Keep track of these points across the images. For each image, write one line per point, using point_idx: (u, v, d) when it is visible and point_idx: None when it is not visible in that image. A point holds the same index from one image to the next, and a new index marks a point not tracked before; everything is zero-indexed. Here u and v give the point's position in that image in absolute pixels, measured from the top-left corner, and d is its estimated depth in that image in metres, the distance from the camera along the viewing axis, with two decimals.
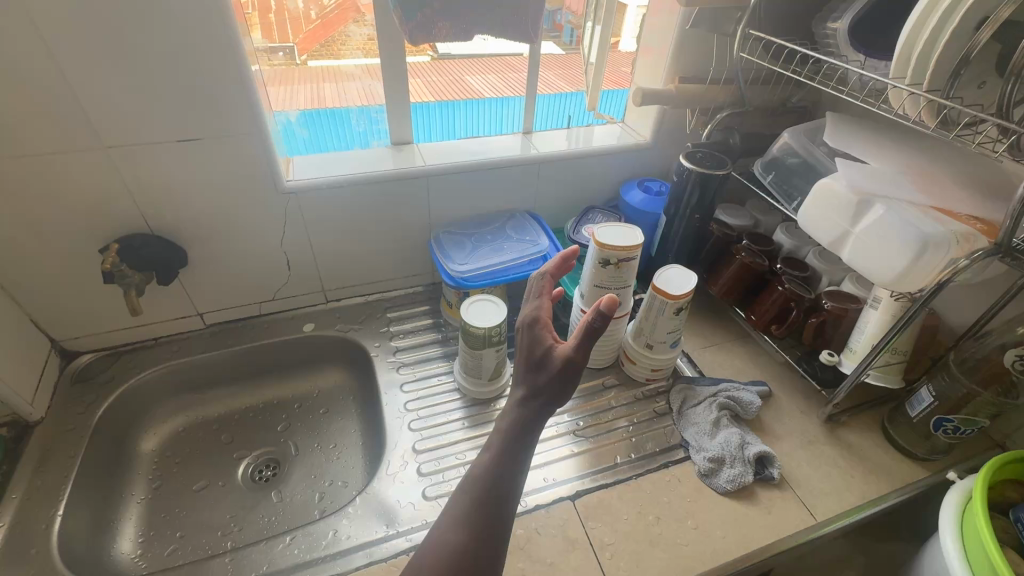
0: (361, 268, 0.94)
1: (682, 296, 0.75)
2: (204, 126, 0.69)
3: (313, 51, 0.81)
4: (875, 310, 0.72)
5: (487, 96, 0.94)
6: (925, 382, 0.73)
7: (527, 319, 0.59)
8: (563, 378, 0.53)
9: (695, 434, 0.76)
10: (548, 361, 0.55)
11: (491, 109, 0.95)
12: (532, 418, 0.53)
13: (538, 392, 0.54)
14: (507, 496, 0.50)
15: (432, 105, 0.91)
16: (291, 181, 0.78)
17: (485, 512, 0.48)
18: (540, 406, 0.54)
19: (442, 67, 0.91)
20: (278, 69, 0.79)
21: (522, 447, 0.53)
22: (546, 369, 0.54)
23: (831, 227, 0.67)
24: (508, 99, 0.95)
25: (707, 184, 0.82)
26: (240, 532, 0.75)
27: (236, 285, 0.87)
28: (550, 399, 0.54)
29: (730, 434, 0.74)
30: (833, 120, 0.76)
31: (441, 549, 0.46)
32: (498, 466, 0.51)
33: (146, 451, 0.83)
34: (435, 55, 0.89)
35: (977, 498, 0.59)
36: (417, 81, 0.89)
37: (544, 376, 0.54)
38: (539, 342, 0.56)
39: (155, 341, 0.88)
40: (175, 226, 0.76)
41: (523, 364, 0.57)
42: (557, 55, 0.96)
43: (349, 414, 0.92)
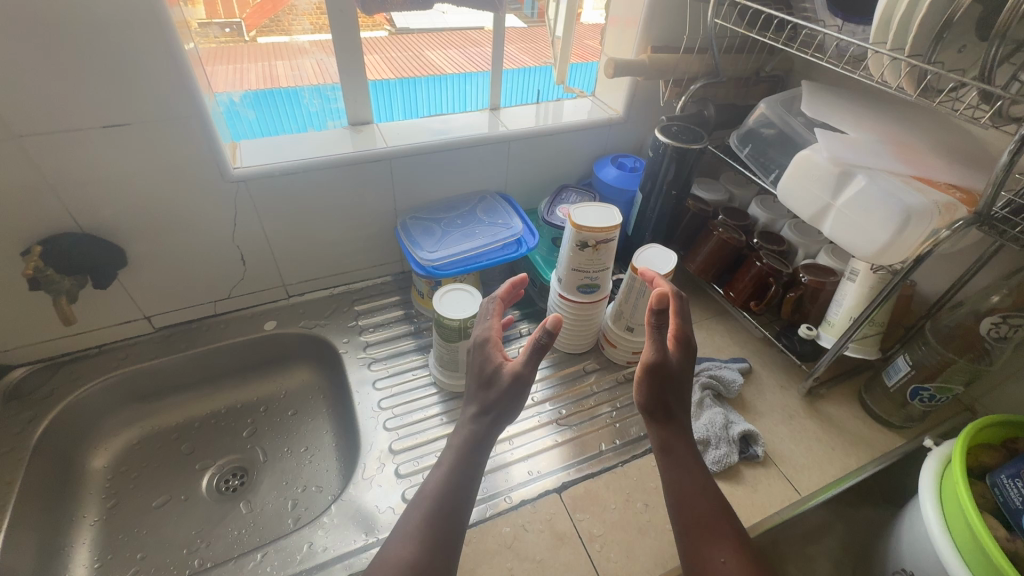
0: (325, 258, 0.88)
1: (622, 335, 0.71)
2: (131, 109, 0.61)
3: (263, 26, 0.75)
4: (852, 283, 0.72)
5: (449, 73, 0.88)
6: (902, 351, 0.73)
7: (479, 339, 0.59)
8: (511, 394, 0.55)
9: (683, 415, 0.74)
10: (497, 378, 0.56)
11: (453, 85, 0.89)
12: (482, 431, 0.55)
13: (489, 407, 0.55)
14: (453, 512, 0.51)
15: (393, 83, 0.85)
16: (238, 169, 0.71)
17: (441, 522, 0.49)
18: (491, 422, 0.55)
19: (402, 42, 0.86)
20: (222, 46, 0.72)
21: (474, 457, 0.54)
22: (496, 385, 0.56)
23: (811, 200, 0.65)
24: (470, 75, 0.90)
25: (685, 158, 0.79)
26: (208, 548, 0.71)
27: (186, 285, 0.80)
28: (501, 413, 0.55)
29: (716, 416, 0.73)
30: (809, 88, 0.73)
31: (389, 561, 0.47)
32: (448, 482, 0.52)
33: (96, 468, 0.76)
34: (393, 29, 0.84)
35: (970, 506, 0.57)
36: (375, 57, 0.83)
37: (494, 393, 0.55)
38: (489, 360, 0.57)
39: (99, 350, 0.80)
40: (110, 222, 0.68)
41: (474, 382, 0.58)
42: (519, 28, 0.92)
43: (320, 414, 0.87)
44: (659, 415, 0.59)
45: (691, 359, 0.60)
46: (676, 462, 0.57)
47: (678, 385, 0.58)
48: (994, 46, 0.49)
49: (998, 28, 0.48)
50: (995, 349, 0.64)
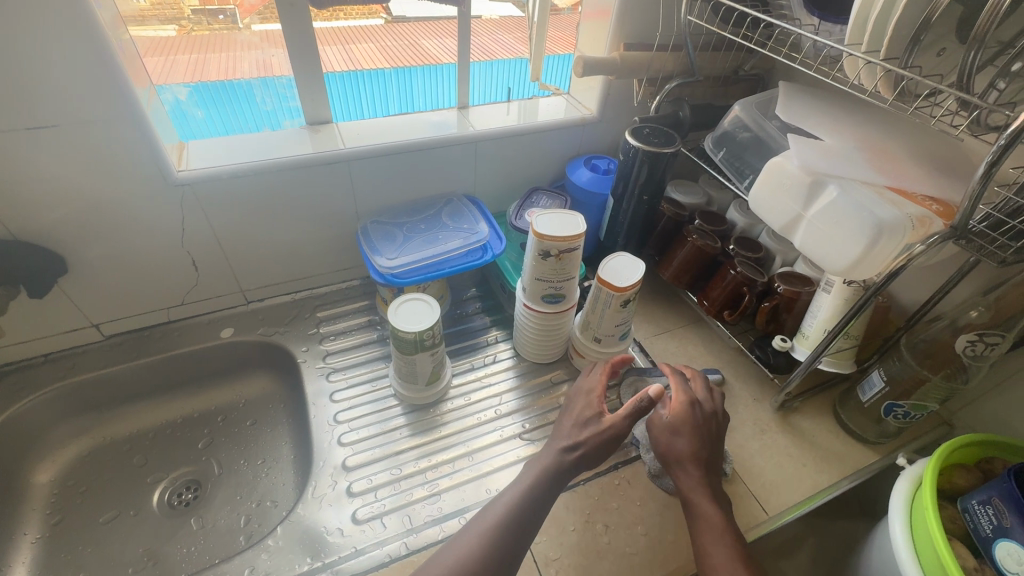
0: (284, 263, 0.84)
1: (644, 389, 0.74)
2: (57, 110, 0.57)
3: (257, 14, 0.70)
4: (827, 294, 0.70)
5: (445, 62, 0.85)
6: (877, 365, 0.71)
7: (583, 388, 0.67)
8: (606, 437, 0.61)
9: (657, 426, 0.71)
10: (592, 423, 0.62)
11: (449, 75, 0.86)
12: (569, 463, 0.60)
13: (579, 445, 0.61)
14: (524, 528, 0.55)
15: (387, 72, 0.81)
16: (183, 171, 0.67)
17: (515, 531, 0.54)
18: (580, 458, 0.60)
19: (397, 31, 0.83)
20: (219, 34, 0.72)
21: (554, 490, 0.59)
22: (591, 427, 0.62)
23: (782, 210, 0.61)
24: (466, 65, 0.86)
25: (658, 162, 0.75)
26: (155, 567, 0.68)
27: (136, 292, 0.76)
28: (593, 453, 0.61)
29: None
30: (786, 91, 0.69)
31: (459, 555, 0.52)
32: (527, 499, 0.57)
33: (41, 484, 0.73)
34: (389, 18, 0.81)
35: (939, 536, 0.54)
36: (369, 45, 0.81)
37: (587, 433, 0.61)
38: (587, 406, 0.64)
39: (45, 359, 0.76)
40: (46, 229, 0.64)
41: (567, 422, 0.64)
42: (516, 16, 0.90)
43: (278, 424, 0.84)
44: (676, 468, 0.62)
45: (700, 419, 0.63)
46: (694, 514, 0.59)
47: (683, 436, 0.62)
48: (973, 51, 0.46)
49: (977, 31, 0.44)
50: (972, 367, 0.62)
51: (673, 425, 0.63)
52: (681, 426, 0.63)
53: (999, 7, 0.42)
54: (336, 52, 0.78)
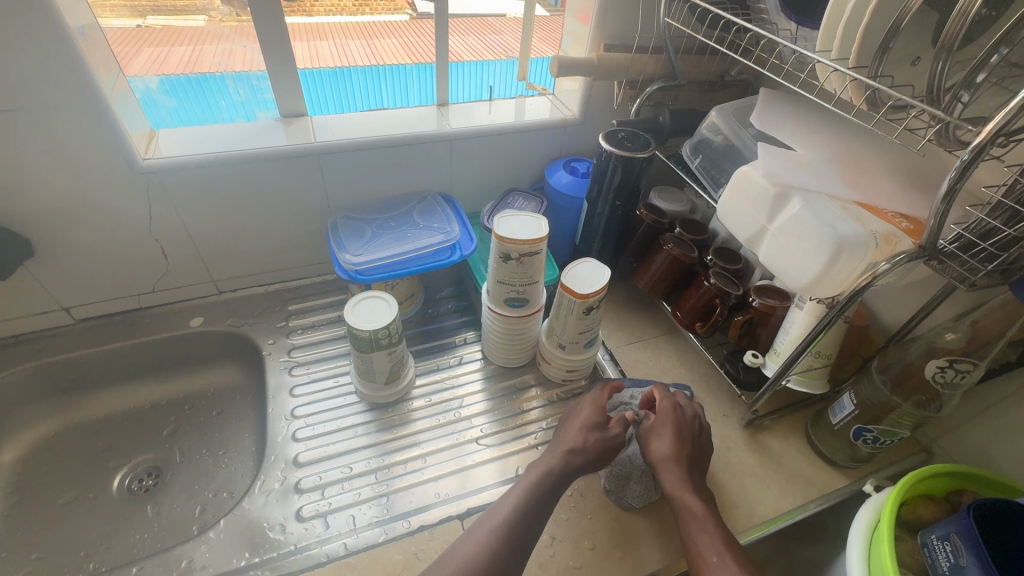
0: (257, 254, 0.84)
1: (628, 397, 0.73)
2: (19, 94, 0.58)
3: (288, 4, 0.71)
4: (801, 311, 0.67)
5: (467, 59, 0.87)
6: (848, 388, 0.68)
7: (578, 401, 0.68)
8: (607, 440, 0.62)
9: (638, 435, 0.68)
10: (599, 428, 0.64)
11: (470, 73, 0.88)
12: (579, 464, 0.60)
13: (582, 448, 0.61)
14: (529, 526, 0.54)
15: (409, 67, 0.85)
16: (149, 159, 0.68)
17: (521, 531, 0.54)
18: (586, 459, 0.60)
19: (419, 26, 0.85)
20: (233, 25, 0.74)
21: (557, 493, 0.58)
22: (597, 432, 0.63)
23: (748, 222, 0.59)
24: (488, 63, 0.89)
25: (631, 166, 0.73)
26: (107, 551, 0.68)
27: (107, 277, 0.77)
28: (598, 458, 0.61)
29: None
30: (764, 97, 0.67)
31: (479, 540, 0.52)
32: (534, 494, 0.57)
33: (5, 462, 0.74)
34: (412, 13, 0.85)
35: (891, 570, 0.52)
36: (394, 40, 0.86)
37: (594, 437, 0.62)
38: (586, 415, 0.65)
39: (16, 340, 0.77)
40: (10, 212, 0.65)
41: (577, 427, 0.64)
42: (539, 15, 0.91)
43: (244, 415, 0.84)
44: (660, 468, 0.61)
45: (687, 422, 0.65)
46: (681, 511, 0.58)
47: (665, 435, 0.63)
48: (941, 61, 0.43)
49: (945, 39, 0.42)
50: (945, 395, 0.60)
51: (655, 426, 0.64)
52: (664, 426, 0.64)
53: (966, 14, 0.40)
54: (359, 47, 0.84)
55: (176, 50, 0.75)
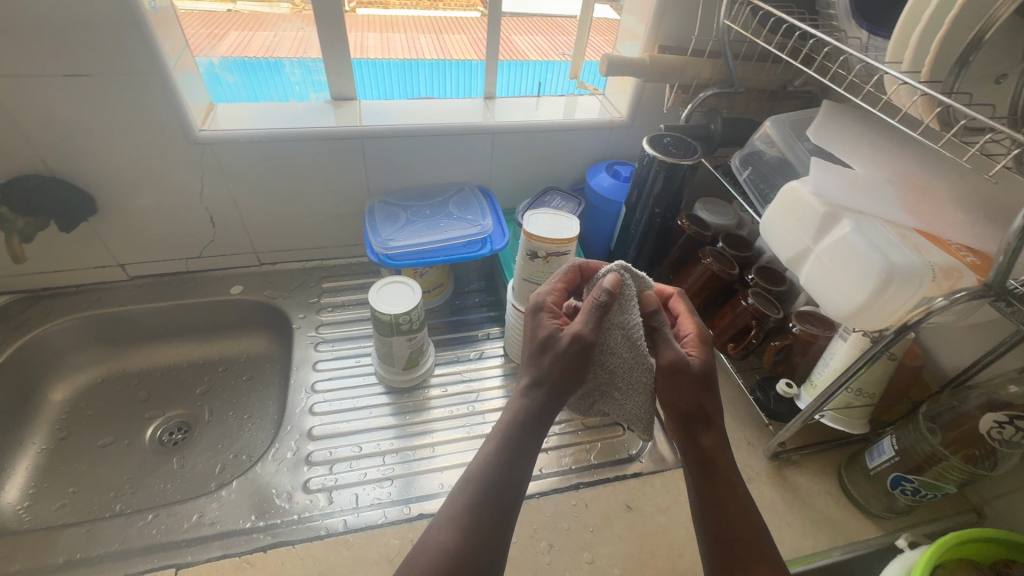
0: (298, 231, 0.87)
1: (609, 266, 0.55)
2: (92, 61, 0.62)
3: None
4: (843, 342, 0.62)
5: (533, 59, 0.89)
6: (890, 431, 0.62)
7: (535, 305, 0.54)
8: (568, 357, 0.49)
9: (614, 326, 0.52)
10: (555, 342, 0.50)
11: (533, 72, 0.89)
12: (538, 407, 0.49)
13: (544, 377, 0.50)
14: (494, 507, 0.45)
15: (476, 63, 0.85)
16: (204, 131, 0.71)
17: (489, 512, 0.45)
18: (548, 395, 0.49)
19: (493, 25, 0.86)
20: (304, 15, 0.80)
21: (527, 454, 0.48)
22: (552, 349, 0.50)
23: (791, 241, 0.55)
24: (553, 64, 0.90)
25: (674, 174, 0.70)
26: (133, 495, 0.73)
27: (160, 239, 0.82)
28: (559, 383, 0.50)
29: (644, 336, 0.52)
30: (826, 109, 0.62)
31: (433, 551, 0.43)
32: (494, 465, 0.47)
33: (56, 401, 0.80)
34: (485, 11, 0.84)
35: None
36: (462, 36, 0.86)
37: (551, 357, 0.50)
38: (542, 326, 0.52)
39: (77, 289, 0.84)
40: (79, 170, 0.70)
41: (528, 350, 0.52)
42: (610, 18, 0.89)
43: (271, 383, 0.87)
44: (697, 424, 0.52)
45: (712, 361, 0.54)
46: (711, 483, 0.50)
47: (698, 383, 0.51)
48: None
49: None
50: (1001, 453, 0.54)
51: (672, 366, 0.51)
52: (686, 372, 0.51)
53: None
54: (429, 41, 0.87)
55: (258, 35, 0.80)
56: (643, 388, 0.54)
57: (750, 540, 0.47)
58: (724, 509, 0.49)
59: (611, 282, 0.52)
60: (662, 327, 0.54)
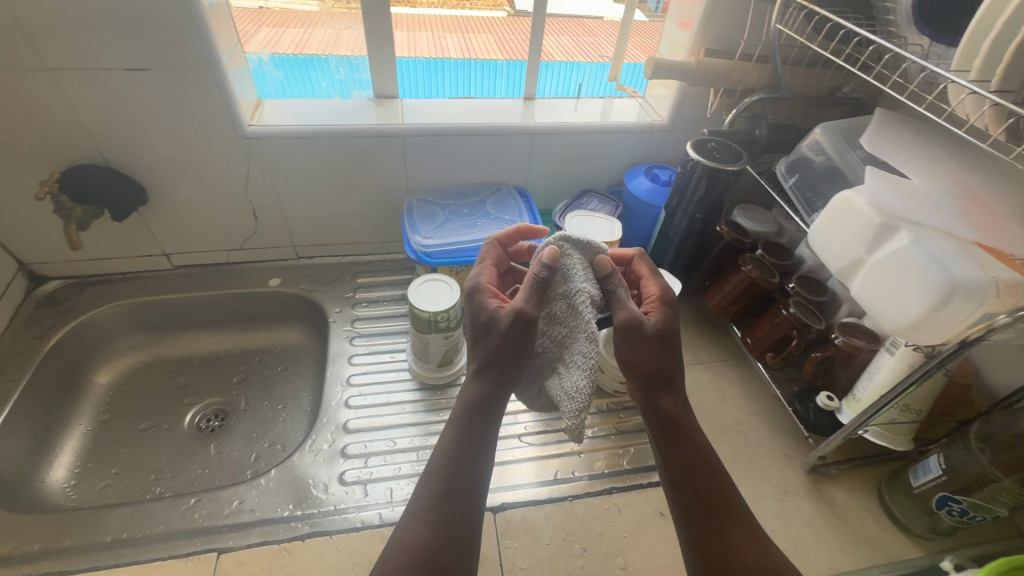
0: (336, 226, 0.88)
1: (549, 239, 0.56)
2: (149, 56, 0.63)
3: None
4: (890, 356, 0.60)
5: (557, 59, 0.86)
6: (937, 449, 0.61)
7: (471, 286, 0.56)
8: (511, 334, 0.51)
9: (558, 298, 0.53)
10: (496, 321, 0.52)
11: (558, 73, 0.87)
12: (488, 392, 0.51)
13: (492, 358, 0.51)
14: (453, 500, 0.46)
15: (500, 63, 0.85)
16: (252, 126, 0.73)
17: (449, 504, 0.46)
18: (496, 375, 0.51)
19: (516, 24, 0.85)
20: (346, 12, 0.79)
21: (479, 444, 0.50)
22: (495, 329, 0.52)
23: (841, 251, 0.54)
24: (577, 65, 0.87)
25: (716, 179, 0.70)
26: (172, 479, 0.74)
27: (204, 230, 0.84)
28: (505, 360, 0.52)
29: (592, 305, 0.52)
30: (879, 117, 0.61)
31: (403, 546, 0.44)
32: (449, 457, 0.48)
33: (100, 383, 0.83)
34: (510, 11, 0.85)
35: None
36: (486, 36, 0.86)
37: (494, 339, 0.51)
38: (483, 307, 0.53)
39: (123, 277, 0.87)
40: (132, 161, 0.72)
41: (472, 335, 0.54)
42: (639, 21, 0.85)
43: (305, 375, 0.88)
44: (659, 385, 0.52)
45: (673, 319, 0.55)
46: (676, 444, 0.51)
47: (654, 341, 0.52)
48: None
49: None
50: None
51: (631, 325, 0.52)
52: (643, 330, 0.52)
53: None
54: (455, 40, 0.85)
55: (290, 32, 0.80)
56: (586, 361, 0.50)
57: (717, 500, 0.48)
58: (698, 479, 0.50)
59: (550, 254, 0.53)
60: (618, 288, 0.54)
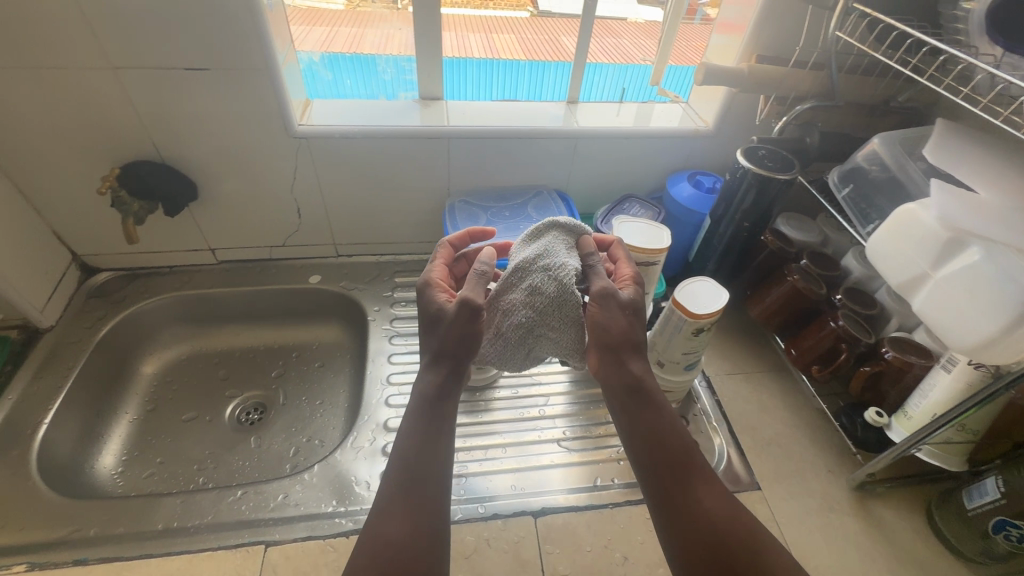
0: (377, 225, 0.89)
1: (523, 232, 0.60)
2: (209, 56, 0.65)
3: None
4: (946, 374, 0.58)
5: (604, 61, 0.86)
6: (995, 472, 0.59)
7: (423, 281, 0.59)
8: (458, 321, 0.54)
9: (537, 271, 0.56)
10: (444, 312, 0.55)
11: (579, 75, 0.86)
12: (443, 378, 0.53)
13: (447, 344, 0.54)
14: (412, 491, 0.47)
15: (522, 63, 0.84)
16: (303, 126, 0.74)
17: (411, 496, 0.46)
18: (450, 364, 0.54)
19: (538, 24, 0.86)
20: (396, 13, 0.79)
21: (436, 433, 0.51)
22: (443, 318, 0.55)
23: (905, 264, 0.53)
24: (601, 66, 0.86)
25: (766, 188, 0.69)
26: (214, 469, 0.76)
27: (249, 226, 0.86)
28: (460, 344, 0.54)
29: (574, 277, 0.55)
30: (942, 127, 0.59)
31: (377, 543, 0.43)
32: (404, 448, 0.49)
33: (146, 373, 0.85)
34: (534, 11, 0.85)
35: None
36: (509, 36, 0.85)
37: (445, 327, 0.54)
38: (434, 300, 0.57)
39: (170, 270, 0.89)
40: (186, 158, 0.74)
41: (424, 327, 0.57)
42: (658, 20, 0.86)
43: (342, 371, 0.89)
44: (628, 353, 0.55)
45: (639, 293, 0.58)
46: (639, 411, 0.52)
47: (620, 311, 0.55)
48: None
49: None
50: None
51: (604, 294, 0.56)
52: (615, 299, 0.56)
53: None
54: (478, 40, 0.84)
55: (316, 30, 0.78)
56: (574, 321, 0.56)
57: (681, 464, 0.49)
58: (663, 443, 0.50)
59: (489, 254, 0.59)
60: (596, 265, 0.59)
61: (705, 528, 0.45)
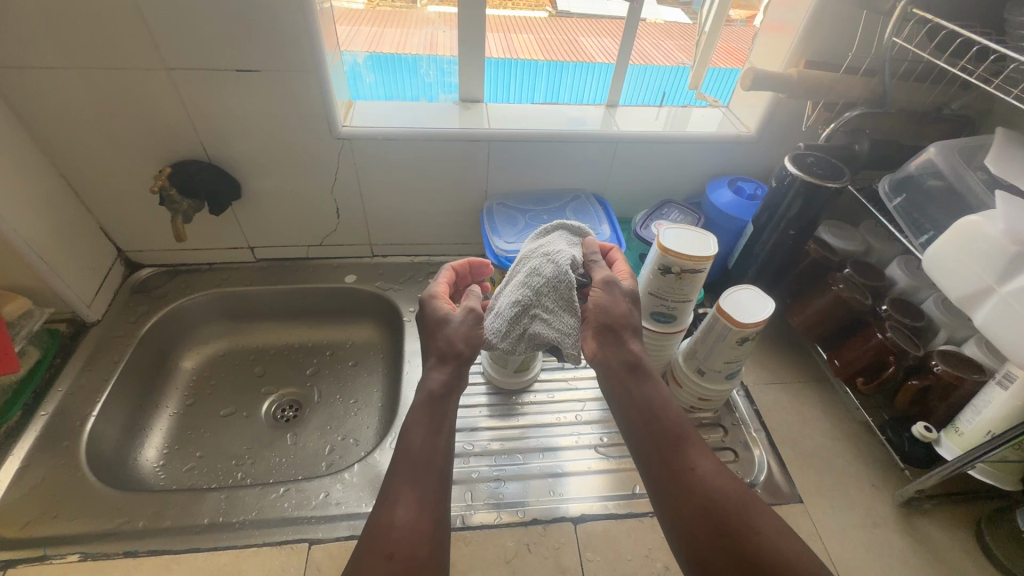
0: (413, 227, 0.90)
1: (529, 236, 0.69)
2: (260, 57, 0.65)
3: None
4: (1002, 390, 0.56)
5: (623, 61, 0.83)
6: None
7: (429, 293, 0.67)
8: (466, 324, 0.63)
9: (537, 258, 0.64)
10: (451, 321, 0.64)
11: (597, 74, 0.84)
12: (450, 377, 0.60)
13: (453, 350, 0.62)
14: (423, 480, 0.52)
15: (540, 63, 0.83)
16: (346, 128, 0.74)
17: (422, 485, 0.51)
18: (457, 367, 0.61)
19: (556, 25, 0.84)
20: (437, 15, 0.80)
21: (440, 426, 0.56)
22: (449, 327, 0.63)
23: (969, 278, 0.52)
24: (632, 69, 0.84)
25: (814, 197, 0.68)
26: (252, 465, 0.77)
27: (288, 225, 0.87)
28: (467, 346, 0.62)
29: (569, 262, 0.63)
30: (1004, 137, 0.58)
31: (395, 526, 0.48)
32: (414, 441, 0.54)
33: (186, 368, 0.87)
34: (552, 12, 0.84)
35: None
36: (526, 36, 0.83)
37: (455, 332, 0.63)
38: (441, 310, 0.65)
39: (210, 268, 0.91)
40: (231, 158, 0.75)
41: (431, 332, 0.64)
42: (681, 22, 0.85)
43: (375, 371, 0.90)
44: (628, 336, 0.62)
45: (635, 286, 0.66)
46: (638, 394, 0.59)
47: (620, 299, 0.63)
48: None
49: None
50: None
51: (605, 281, 0.63)
52: (618, 285, 0.63)
53: None
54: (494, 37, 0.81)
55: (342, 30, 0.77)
56: (567, 304, 0.61)
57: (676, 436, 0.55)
58: (659, 421, 0.57)
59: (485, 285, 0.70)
60: (595, 258, 0.66)
61: (700, 490, 0.51)
